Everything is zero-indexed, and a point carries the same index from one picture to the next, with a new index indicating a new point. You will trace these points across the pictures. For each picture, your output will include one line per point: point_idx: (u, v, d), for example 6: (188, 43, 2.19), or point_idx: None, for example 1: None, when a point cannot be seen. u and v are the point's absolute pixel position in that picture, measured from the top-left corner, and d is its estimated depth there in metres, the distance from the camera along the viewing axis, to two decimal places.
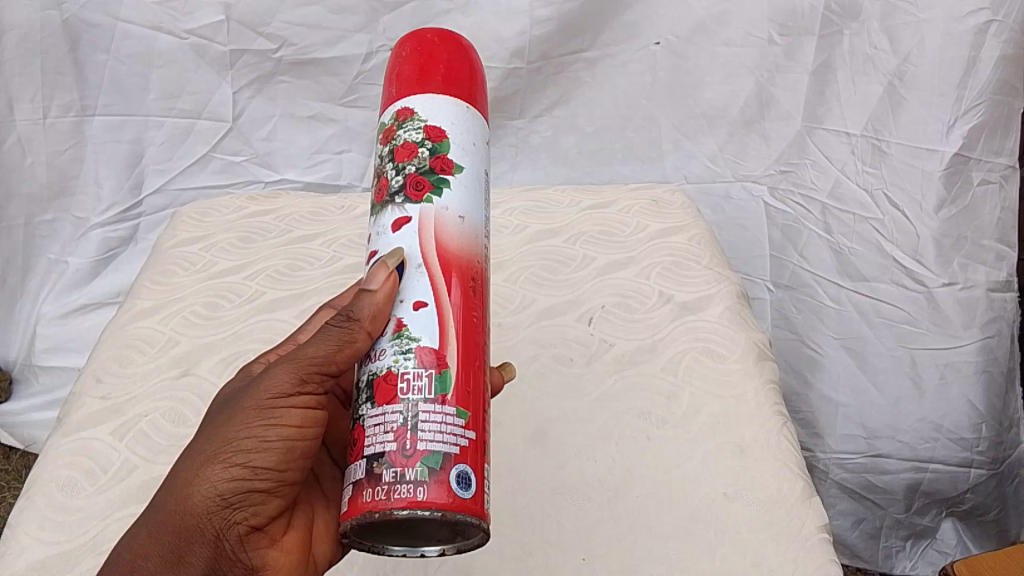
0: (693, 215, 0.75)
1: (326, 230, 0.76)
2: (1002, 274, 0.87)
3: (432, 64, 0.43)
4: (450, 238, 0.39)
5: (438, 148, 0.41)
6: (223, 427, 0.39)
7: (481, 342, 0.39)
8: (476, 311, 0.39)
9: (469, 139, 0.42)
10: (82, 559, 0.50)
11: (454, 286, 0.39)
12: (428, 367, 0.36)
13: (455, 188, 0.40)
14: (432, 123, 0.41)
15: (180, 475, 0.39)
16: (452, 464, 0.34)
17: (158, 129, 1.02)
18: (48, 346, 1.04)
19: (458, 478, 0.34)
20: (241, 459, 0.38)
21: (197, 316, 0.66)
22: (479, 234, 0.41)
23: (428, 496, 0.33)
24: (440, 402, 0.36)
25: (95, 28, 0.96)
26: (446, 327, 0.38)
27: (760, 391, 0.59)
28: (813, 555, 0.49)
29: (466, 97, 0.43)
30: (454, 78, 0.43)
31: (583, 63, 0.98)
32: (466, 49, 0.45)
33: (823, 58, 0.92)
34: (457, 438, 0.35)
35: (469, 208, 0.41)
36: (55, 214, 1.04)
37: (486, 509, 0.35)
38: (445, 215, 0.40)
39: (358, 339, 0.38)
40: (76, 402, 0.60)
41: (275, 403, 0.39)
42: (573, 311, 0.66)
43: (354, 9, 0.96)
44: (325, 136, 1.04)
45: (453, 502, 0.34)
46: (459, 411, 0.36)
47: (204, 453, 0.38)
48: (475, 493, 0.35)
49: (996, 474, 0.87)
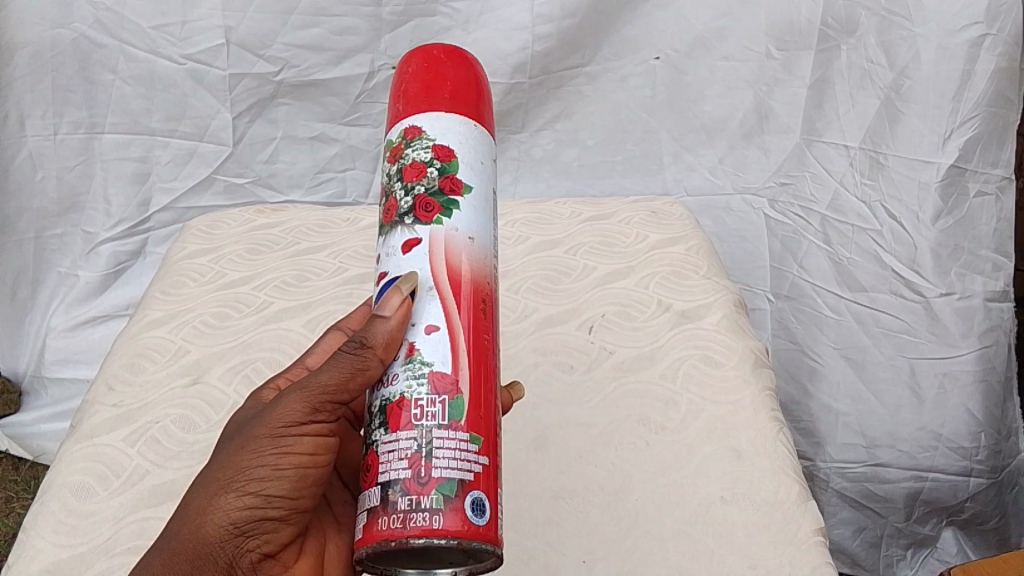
0: (691, 225, 0.77)
1: (331, 242, 0.77)
2: (999, 284, 0.88)
3: (439, 82, 0.44)
4: (459, 260, 0.41)
5: (447, 168, 0.42)
6: (235, 456, 0.40)
7: (492, 363, 0.40)
8: (487, 331, 0.41)
9: (476, 159, 0.43)
10: (95, 561, 0.51)
11: (464, 307, 0.40)
12: (442, 394, 0.38)
13: (464, 209, 0.42)
14: (440, 143, 0.42)
15: (193, 503, 0.40)
16: (466, 492, 0.35)
17: (164, 148, 1.04)
18: (58, 358, 1.06)
19: (472, 505, 0.35)
20: (254, 489, 0.39)
21: (207, 326, 0.67)
22: (488, 254, 0.42)
23: (443, 525, 0.34)
24: (453, 429, 0.37)
25: (103, 48, 0.98)
26: (458, 350, 0.39)
27: (758, 397, 0.60)
28: (808, 558, 0.50)
29: (472, 114, 0.44)
30: (460, 96, 0.44)
31: (584, 77, 1.00)
32: (472, 64, 0.46)
33: (820, 74, 0.93)
34: (472, 466, 0.36)
35: (478, 228, 0.42)
36: (65, 228, 1.06)
37: (500, 535, 0.36)
38: (455, 236, 0.41)
39: (371, 366, 0.39)
40: (88, 411, 0.61)
41: (287, 431, 0.40)
42: (574, 320, 0.67)
43: (355, 29, 0.97)
44: (328, 155, 1.06)
45: (468, 530, 0.35)
46: (473, 437, 0.37)
47: (218, 482, 0.40)
48: (489, 519, 0.36)
49: (995, 483, 0.88)
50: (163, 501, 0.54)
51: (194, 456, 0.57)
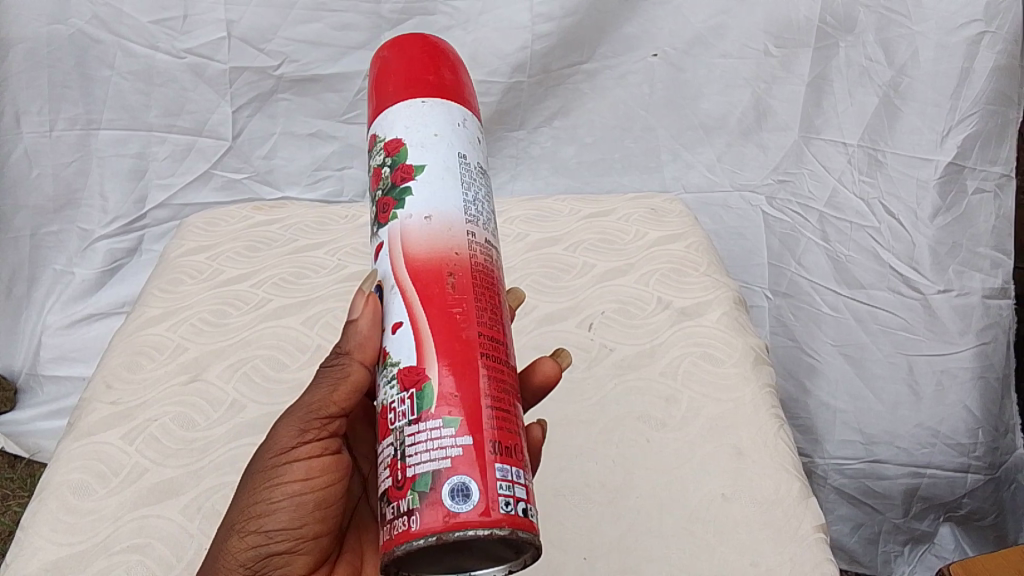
0: (691, 223, 0.76)
1: (330, 239, 0.77)
2: (998, 281, 0.88)
3: (385, 81, 0.43)
4: (415, 247, 0.38)
5: (398, 160, 0.40)
6: (243, 497, 0.41)
7: (470, 338, 0.36)
8: (457, 306, 0.37)
9: (426, 134, 0.40)
10: (95, 559, 0.51)
11: (423, 292, 0.37)
12: (408, 389, 0.36)
13: (418, 192, 0.39)
14: (389, 139, 0.41)
15: (215, 550, 0.42)
16: (442, 482, 0.33)
17: (161, 144, 1.03)
18: (54, 356, 1.05)
19: (450, 493, 0.33)
20: (254, 526, 0.40)
21: (205, 323, 0.67)
22: (454, 224, 0.39)
23: (419, 527, 0.33)
24: (424, 419, 0.35)
25: (100, 44, 0.97)
26: (422, 339, 0.36)
27: (758, 394, 0.60)
28: (810, 554, 0.50)
29: (420, 92, 0.41)
30: (406, 81, 0.42)
31: (583, 74, 1.00)
32: (418, 43, 0.43)
33: (819, 70, 0.93)
34: (447, 451, 0.34)
35: (436, 204, 0.39)
36: (61, 225, 1.06)
37: (506, 514, 0.33)
38: (407, 223, 0.39)
39: (355, 372, 0.40)
40: (86, 408, 0.61)
41: (279, 459, 0.40)
42: (573, 317, 0.67)
43: (355, 26, 0.97)
44: (325, 154, 1.05)
45: (448, 523, 0.32)
46: (447, 420, 0.34)
47: (229, 525, 0.41)
48: (478, 503, 0.32)
49: (993, 479, 0.89)
50: (162, 500, 0.54)
51: (193, 454, 0.57)
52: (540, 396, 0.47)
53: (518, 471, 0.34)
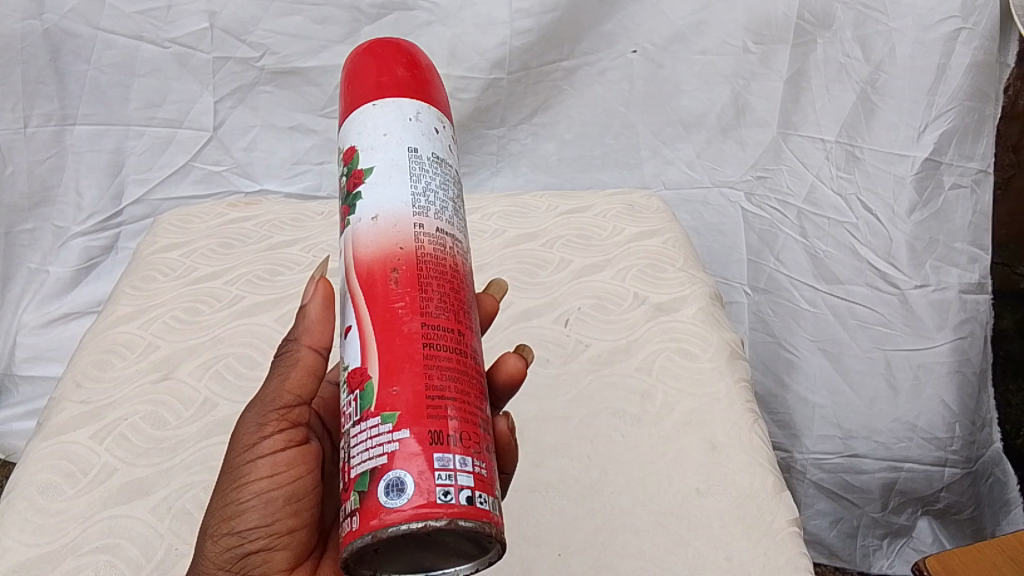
0: (668, 218, 0.76)
1: (304, 236, 0.76)
2: (974, 276, 0.88)
3: (348, 88, 0.43)
4: (361, 248, 0.38)
5: (352, 166, 0.40)
6: (215, 501, 0.41)
7: (412, 332, 0.35)
8: (400, 302, 0.36)
9: (376, 135, 0.40)
10: (63, 561, 0.50)
11: (368, 293, 0.37)
12: (354, 391, 0.36)
13: (368, 196, 0.39)
14: (347, 146, 0.41)
15: (195, 560, 0.41)
16: (378, 479, 0.33)
17: (139, 138, 1.02)
18: (29, 356, 1.04)
19: (386, 489, 0.32)
20: (227, 527, 0.39)
21: (178, 321, 0.66)
22: (400, 220, 0.38)
23: (358, 527, 0.32)
24: (365, 418, 0.35)
25: (77, 38, 0.96)
26: (367, 339, 0.36)
27: (733, 389, 0.60)
28: (784, 547, 0.50)
29: (373, 95, 0.41)
30: (364, 85, 0.42)
31: (564, 71, 1.00)
32: (377, 46, 0.43)
33: (797, 67, 0.93)
34: (384, 448, 0.33)
35: (385, 204, 0.38)
36: (35, 223, 1.04)
37: (444, 504, 0.31)
38: (358, 226, 0.39)
39: (304, 356, 0.42)
40: (55, 407, 0.60)
41: (244, 458, 0.40)
42: (550, 313, 0.67)
43: (335, 20, 0.96)
44: (305, 148, 1.04)
45: (383, 519, 0.32)
46: (386, 416, 0.34)
47: (205, 531, 0.41)
48: (412, 495, 0.32)
49: (970, 473, 0.90)
50: (132, 500, 0.54)
51: (165, 454, 0.57)
52: (509, 393, 0.46)
53: (464, 459, 0.33)
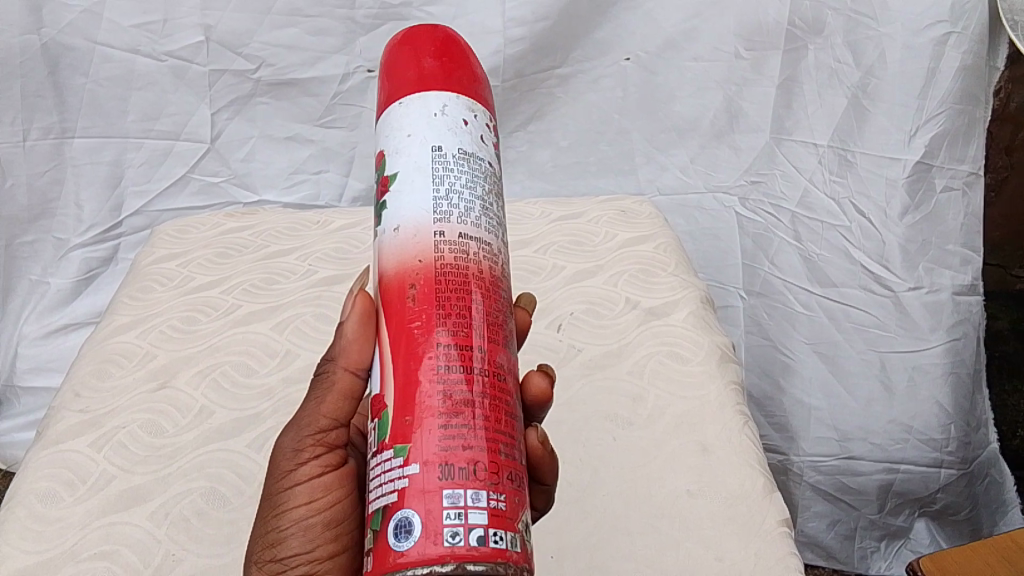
0: (660, 224, 0.77)
1: (301, 244, 0.77)
2: (966, 278, 0.88)
3: (382, 82, 0.43)
4: (386, 261, 0.39)
5: (381, 171, 0.41)
6: (260, 526, 0.42)
7: (427, 352, 0.36)
8: (417, 320, 0.36)
9: (401, 137, 0.40)
10: (62, 566, 0.51)
11: (391, 310, 0.38)
12: (374, 419, 0.37)
13: (392, 204, 0.40)
14: (378, 150, 0.42)
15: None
16: (388, 519, 0.33)
17: (137, 150, 1.03)
18: (30, 367, 1.05)
19: (395, 530, 0.33)
20: (271, 551, 0.40)
21: (175, 330, 0.67)
22: (420, 228, 0.38)
23: (371, 568, 0.33)
24: (380, 451, 0.35)
25: (75, 52, 0.97)
26: (387, 359, 0.37)
27: (724, 392, 0.60)
28: (774, 549, 0.50)
29: (402, 91, 0.41)
30: (395, 80, 0.42)
31: (557, 79, 1.01)
32: (409, 36, 0.43)
33: (788, 73, 0.94)
34: (395, 484, 0.34)
35: (407, 210, 0.39)
36: (36, 235, 1.05)
37: (451, 547, 0.31)
38: (384, 237, 0.40)
39: (342, 380, 0.41)
40: (54, 417, 0.61)
41: (283, 484, 0.41)
42: (542, 319, 0.68)
43: (331, 31, 0.97)
44: (302, 157, 1.05)
45: (390, 563, 0.32)
46: (398, 449, 0.34)
47: (252, 555, 0.42)
48: (418, 538, 0.32)
49: (966, 474, 0.90)
50: (132, 507, 0.54)
51: (164, 461, 0.57)
52: (538, 410, 0.46)
53: (476, 494, 0.33)
